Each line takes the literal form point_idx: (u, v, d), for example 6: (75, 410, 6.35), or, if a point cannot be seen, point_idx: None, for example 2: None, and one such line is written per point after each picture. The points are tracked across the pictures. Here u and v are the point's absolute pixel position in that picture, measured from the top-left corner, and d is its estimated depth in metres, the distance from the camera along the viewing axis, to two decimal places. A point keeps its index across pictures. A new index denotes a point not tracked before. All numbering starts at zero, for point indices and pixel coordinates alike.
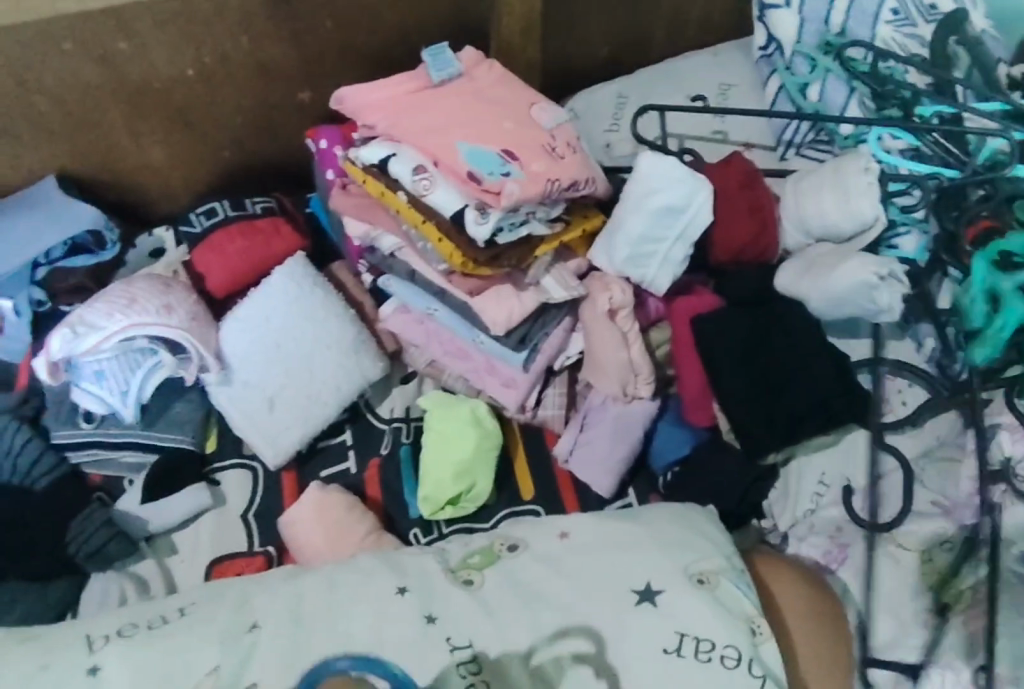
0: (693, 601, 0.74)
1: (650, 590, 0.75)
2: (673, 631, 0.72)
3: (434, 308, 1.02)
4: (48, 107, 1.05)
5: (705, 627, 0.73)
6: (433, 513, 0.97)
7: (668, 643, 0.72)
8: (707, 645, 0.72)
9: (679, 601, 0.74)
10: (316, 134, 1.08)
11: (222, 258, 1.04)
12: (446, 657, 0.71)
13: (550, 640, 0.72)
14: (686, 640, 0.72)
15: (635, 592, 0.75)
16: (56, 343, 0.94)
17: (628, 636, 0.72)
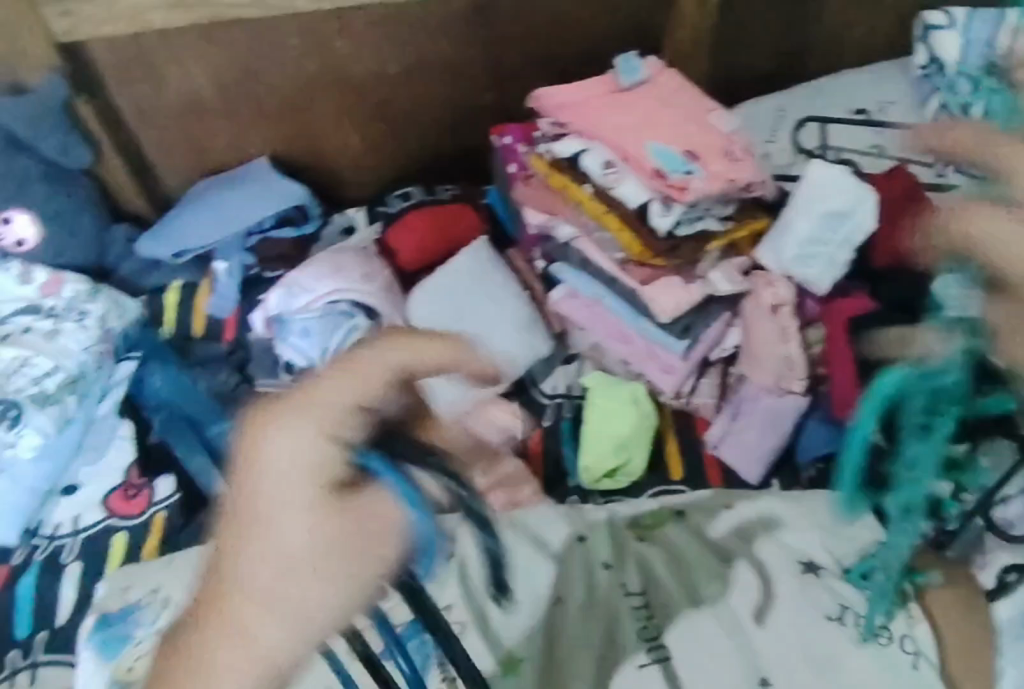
0: (854, 581, 0.81)
1: (813, 564, 0.83)
2: (836, 602, 0.80)
3: (602, 295, 1.10)
4: (269, 91, 1.18)
5: (862, 602, 0.80)
6: (591, 483, 1.06)
7: (830, 611, 0.79)
8: (865, 618, 0.79)
9: (841, 580, 0.81)
10: (502, 131, 1.17)
11: (414, 234, 1.15)
12: (621, 602, 0.78)
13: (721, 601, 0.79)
14: (846, 611, 0.79)
15: (800, 563, 0.83)
16: (273, 299, 1.08)
17: (791, 598, 0.79)
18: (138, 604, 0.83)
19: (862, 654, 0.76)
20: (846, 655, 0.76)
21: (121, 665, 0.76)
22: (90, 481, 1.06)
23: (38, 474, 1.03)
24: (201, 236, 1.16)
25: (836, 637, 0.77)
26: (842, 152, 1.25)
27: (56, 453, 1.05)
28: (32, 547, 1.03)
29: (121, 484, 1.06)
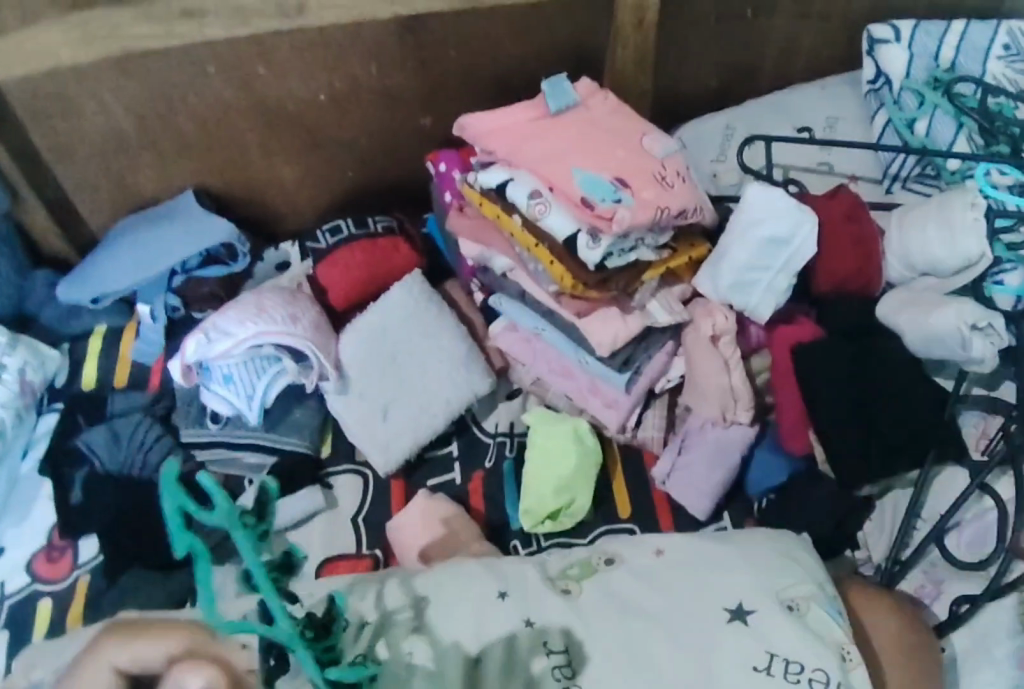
0: (783, 622, 0.74)
1: (742, 610, 0.75)
2: (763, 650, 0.72)
3: (542, 328, 1.06)
4: (191, 126, 1.14)
5: (794, 649, 0.72)
6: (533, 526, 1.01)
7: (758, 661, 0.71)
8: (795, 668, 0.71)
9: (771, 621, 0.74)
10: (437, 159, 1.14)
11: (342, 270, 1.10)
12: (540, 661, 0.73)
13: (643, 655, 0.72)
14: (776, 660, 0.71)
15: (726, 610, 0.75)
16: (191, 346, 1.02)
17: (717, 653, 0.72)
18: (41, 684, 0.74)
19: None
20: None
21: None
22: (13, 543, 1.02)
23: None
24: (120, 279, 1.11)
25: None
26: (792, 171, 1.19)
27: None
28: None
29: (43, 548, 1.01)
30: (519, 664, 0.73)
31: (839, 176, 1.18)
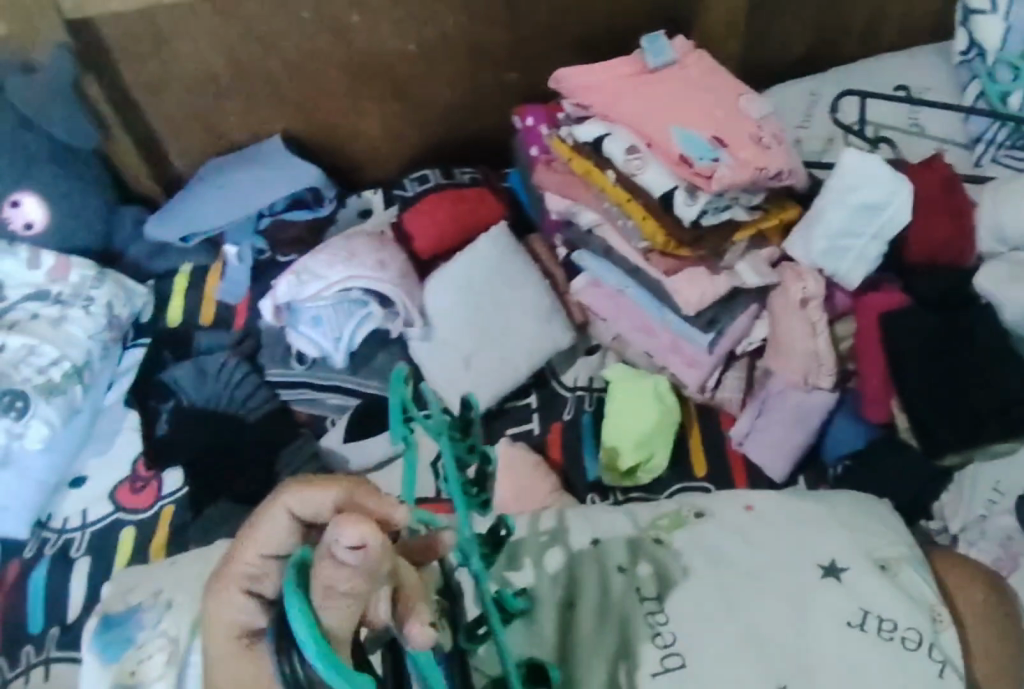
0: (878, 583, 0.75)
1: (836, 566, 0.76)
2: (858, 606, 0.74)
3: (625, 286, 1.07)
4: (281, 70, 1.14)
5: (888, 607, 0.74)
6: (612, 480, 1.02)
7: (851, 616, 0.73)
8: (889, 625, 0.73)
9: (865, 580, 0.75)
10: (524, 113, 1.13)
11: (430, 219, 1.11)
12: (635, 607, 0.75)
13: (740, 606, 0.74)
14: (870, 617, 0.73)
15: (820, 566, 0.76)
16: (282, 287, 1.05)
17: (810, 604, 0.74)
18: (143, 606, 0.77)
19: (882, 660, 0.71)
20: (867, 661, 0.71)
21: (125, 668, 0.72)
22: (98, 472, 1.05)
23: (45, 467, 1.00)
24: (210, 218, 1.12)
25: (858, 646, 0.72)
26: (882, 129, 1.19)
27: (61, 446, 1.02)
28: (42, 540, 1.01)
29: (128, 477, 1.05)
30: (615, 607, 0.75)
31: (929, 140, 1.17)
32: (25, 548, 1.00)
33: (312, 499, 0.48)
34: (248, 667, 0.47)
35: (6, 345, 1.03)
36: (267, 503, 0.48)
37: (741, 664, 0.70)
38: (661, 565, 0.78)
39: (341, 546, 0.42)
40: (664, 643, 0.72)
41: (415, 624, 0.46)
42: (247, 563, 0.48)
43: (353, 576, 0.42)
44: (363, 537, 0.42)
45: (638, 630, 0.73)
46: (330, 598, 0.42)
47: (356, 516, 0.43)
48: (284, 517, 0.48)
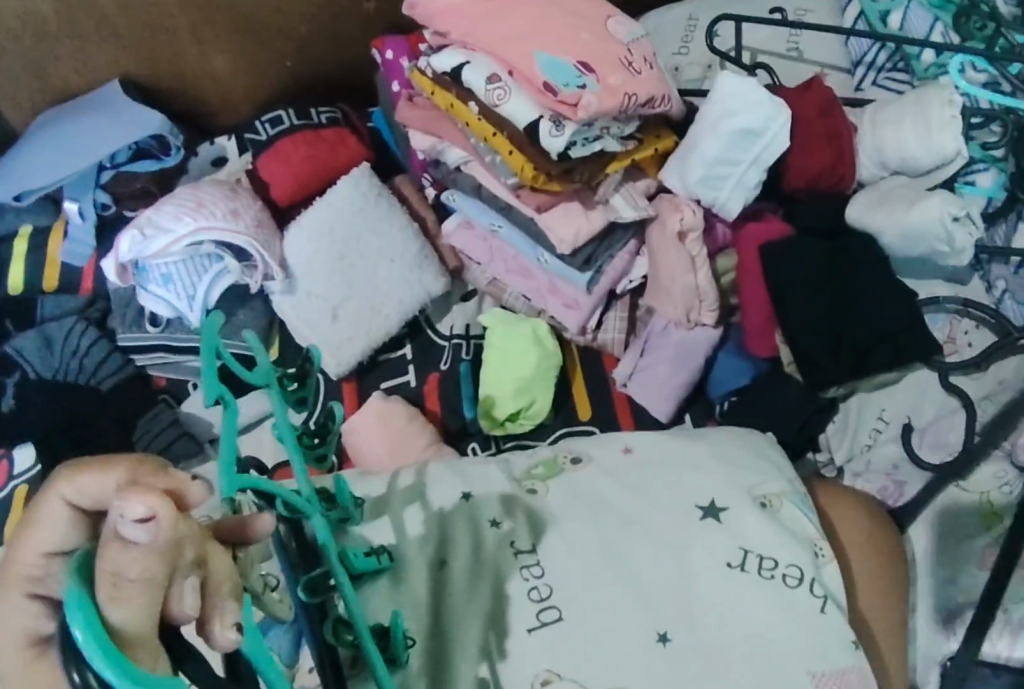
0: (755, 521, 0.72)
1: (715, 506, 0.73)
2: (737, 546, 0.71)
3: (498, 225, 1.01)
4: (115, 7, 1.03)
5: (769, 545, 0.71)
6: (494, 428, 0.98)
7: (732, 557, 0.70)
8: (770, 563, 0.70)
9: (744, 518, 0.73)
10: (382, 46, 1.06)
11: (285, 163, 1.03)
12: (509, 559, 0.70)
13: (616, 554, 0.70)
14: (750, 556, 0.70)
15: (700, 508, 0.73)
16: (125, 244, 0.95)
17: (690, 548, 0.71)
18: None
19: (762, 601, 0.68)
20: (748, 602, 0.68)
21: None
22: None
23: None
24: (46, 172, 1.02)
25: (739, 587, 0.69)
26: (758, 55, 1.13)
27: None
28: None
29: None
30: (488, 566, 0.70)
31: (808, 65, 1.11)
32: None
33: (93, 486, 0.44)
34: (43, 675, 0.41)
35: None
36: (42, 492, 0.44)
37: (620, 615, 0.67)
38: (531, 514, 0.73)
39: (128, 523, 0.39)
40: (539, 598, 0.68)
41: (217, 625, 0.42)
42: (28, 564, 0.44)
43: (143, 555, 0.39)
44: (151, 508, 0.39)
45: (515, 589, 0.69)
46: (120, 587, 0.38)
47: (144, 492, 0.40)
48: (62, 510, 0.44)
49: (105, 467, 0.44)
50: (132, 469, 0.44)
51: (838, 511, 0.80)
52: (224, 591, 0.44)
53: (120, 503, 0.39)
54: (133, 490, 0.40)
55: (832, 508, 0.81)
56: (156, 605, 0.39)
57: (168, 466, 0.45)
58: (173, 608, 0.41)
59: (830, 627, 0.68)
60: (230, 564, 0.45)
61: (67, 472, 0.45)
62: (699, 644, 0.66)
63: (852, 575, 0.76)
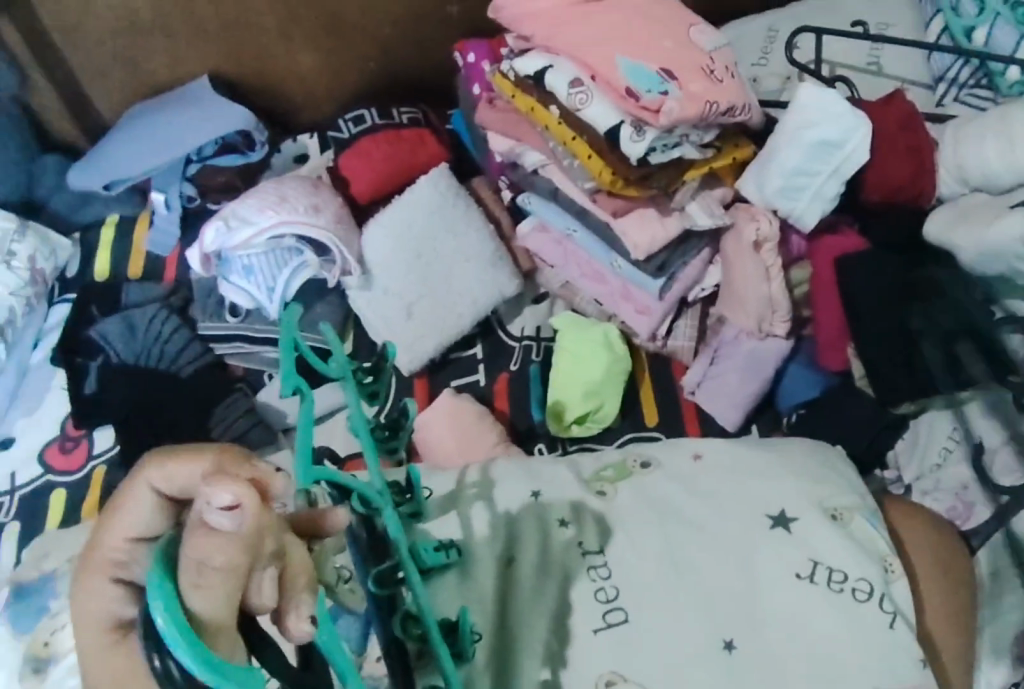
0: (825, 533, 0.72)
1: (785, 517, 0.73)
2: (806, 557, 0.70)
3: (573, 230, 1.02)
4: (207, 6, 1.07)
5: (838, 559, 0.71)
6: (562, 430, 0.98)
7: (800, 568, 0.70)
8: (839, 577, 0.70)
9: (814, 531, 0.72)
10: (465, 48, 1.08)
11: (368, 163, 1.06)
12: (577, 560, 0.71)
13: (683, 560, 0.70)
14: (820, 568, 0.70)
15: (769, 517, 0.73)
16: (210, 234, 0.99)
17: (758, 557, 0.71)
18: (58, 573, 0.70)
19: (829, 613, 0.68)
20: (816, 614, 0.68)
21: (37, 638, 0.65)
22: (25, 432, 0.99)
23: None
24: (136, 161, 1.06)
25: (807, 598, 0.68)
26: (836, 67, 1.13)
27: None
28: None
29: (58, 436, 0.99)
30: (555, 565, 0.70)
31: (884, 77, 1.10)
32: None
33: (182, 469, 0.41)
34: (122, 662, 0.38)
35: None
36: (130, 477, 0.42)
37: (686, 619, 0.67)
38: (599, 516, 0.74)
39: (213, 510, 0.36)
40: (606, 599, 0.68)
41: (293, 615, 0.40)
42: (112, 549, 0.41)
43: (229, 544, 0.36)
44: (238, 496, 0.37)
45: (581, 590, 0.69)
46: (202, 574, 0.35)
47: (229, 477, 0.38)
48: (147, 495, 0.41)
49: (192, 457, 0.41)
50: (216, 458, 0.41)
51: (906, 525, 0.80)
52: (301, 584, 0.41)
53: (207, 490, 0.37)
54: (217, 474, 0.38)
55: (899, 522, 0.80)
56: (237, 597, 0.36)
57: (249, 451, 0.43)
58: (251, 601, 0.38)
59: (900, 644, 0.67)
60: (310, 559, 0.43)
61: (152, 458, 0.42)
62: (764, 650, 0.66)
63: (918, 589, 0.74)
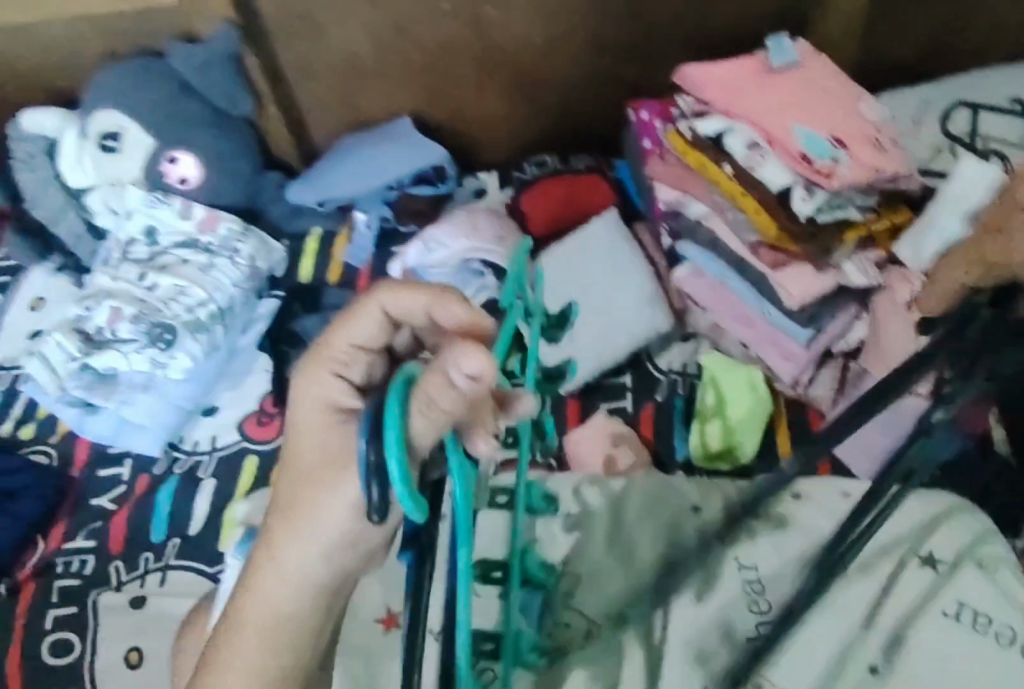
0: (973, 579, 0.80)
1: (933, 558, 0.82)
2: (953, 599, 0.80)
3: (726, 276, 1.09)
4: (418, 55, 1.21)
5: (984, 602, 0.79)
6: (701, 460, 1.07)
7: (948, 608, 0.79)
8: (983, 620, 0.78)
9: (959, 575, 0.81)
10: (638, 106, 1.19)
11: (546, 201, 1.18)
12: (736, 582, 0.85)
13: (840, 600, 0.80)
14: (965, 610, 0.79)
15: (919, 556, 0.82)
16: (410, 252, 1.13)
17: (904, 595, 0.80)
18: None
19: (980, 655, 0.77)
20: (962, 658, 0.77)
21: None
22: (231, 403, 1.12)
23: (185, 392, 1.09)
24: (345, 186, 1.21)
25: (953, 643, 0.77)
26: (991, 141, 1.12)
27: (201, 374, 1.10)
28: (173, 460, 1.08)
29: (256, 411, 1.11)
30: (721, 594, 0.84)
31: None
32: (158, 464, 1.07)
33: (407, 295, 0.49)
34: (337, 437, 0.51)
35: (156, 284, 1.10)
36: (361, 297, 0.49)
37: (847, 643, 0.78)
38: (765, 553, 0.86)
39: (461, 368, 0.43)
40: (761, 611, 0.82)
41: (482, 436, 0.46)
42: (337, 350, 0.50)
43: (458, 396, 0.43)
44: (482, 369, 0.42)
45: (739, 620, 0.82)
46: (430, 410, 0.42)
47: (479, 333, 0.48)
48: (377, 314, 0.49)
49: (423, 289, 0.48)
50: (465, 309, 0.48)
51: None
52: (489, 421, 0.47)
53: (456, 358, 0.42)
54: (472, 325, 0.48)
55: None
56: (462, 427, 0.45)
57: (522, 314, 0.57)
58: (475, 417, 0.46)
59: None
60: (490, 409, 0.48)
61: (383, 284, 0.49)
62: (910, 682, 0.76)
63: None
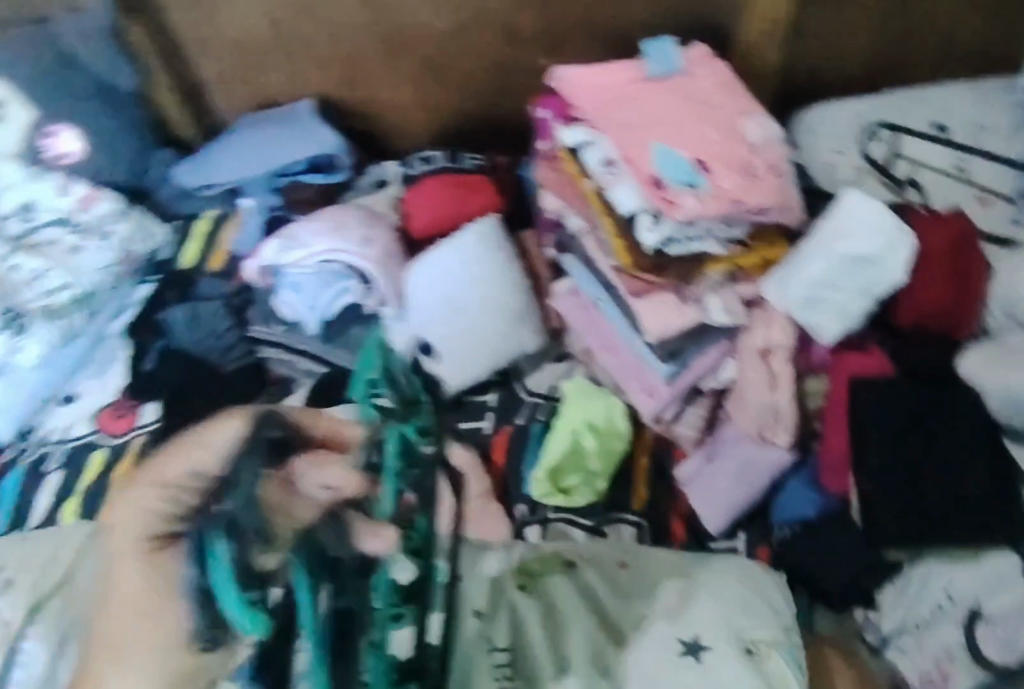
0: (714, 609, 0.79)
1: (696, 644, 0.77)
2: (690, 635, 0.78)
3: (601, 298, 1.01)
4: (318, 35, 1.14)
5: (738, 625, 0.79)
6: (543, 496, 0.99)
7: (681, 646, 0.77)
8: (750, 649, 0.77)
9: (702, 611, 0.79)
10: (539, 103, 1.05)
11: (428, 201, 1.10)
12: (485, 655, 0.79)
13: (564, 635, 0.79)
14: (702, 646, 0.77)
15: (681, 644, 0.77)
16: (270, 249, 1.08)
17: (645, 650, 0.78)
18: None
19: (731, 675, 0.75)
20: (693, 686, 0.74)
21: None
22: (88, 393, 1.12)
23: (38, 380, 1.09)
24: (231, 170, 1.17)
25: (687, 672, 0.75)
26: (917, 169, 0.99)
27: (56, 363, 1.11)
28: (23, 449, 1.09)
29: (113, 403, 1.11)
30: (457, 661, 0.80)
31: (970, 187, 0.97)
32: (8, 452, 1.09)
33: None
34: (161, 556, 0.75)
35: (20, 265, 1.10)
36: None
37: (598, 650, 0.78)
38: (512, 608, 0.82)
39: None
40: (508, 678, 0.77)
41: None
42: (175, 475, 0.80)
43: None
44: None
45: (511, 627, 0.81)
46: None
47: None
48: None
49: None
50: None
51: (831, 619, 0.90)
52: None
53: None
54: None
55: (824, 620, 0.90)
56: None
57: None
58: None
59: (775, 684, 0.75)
60: None
61: None
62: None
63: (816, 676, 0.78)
